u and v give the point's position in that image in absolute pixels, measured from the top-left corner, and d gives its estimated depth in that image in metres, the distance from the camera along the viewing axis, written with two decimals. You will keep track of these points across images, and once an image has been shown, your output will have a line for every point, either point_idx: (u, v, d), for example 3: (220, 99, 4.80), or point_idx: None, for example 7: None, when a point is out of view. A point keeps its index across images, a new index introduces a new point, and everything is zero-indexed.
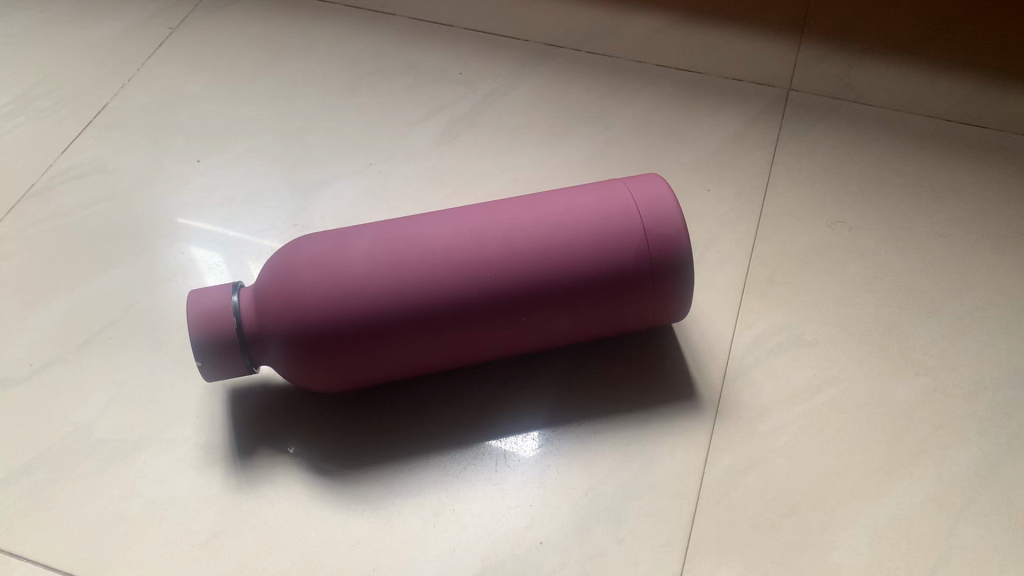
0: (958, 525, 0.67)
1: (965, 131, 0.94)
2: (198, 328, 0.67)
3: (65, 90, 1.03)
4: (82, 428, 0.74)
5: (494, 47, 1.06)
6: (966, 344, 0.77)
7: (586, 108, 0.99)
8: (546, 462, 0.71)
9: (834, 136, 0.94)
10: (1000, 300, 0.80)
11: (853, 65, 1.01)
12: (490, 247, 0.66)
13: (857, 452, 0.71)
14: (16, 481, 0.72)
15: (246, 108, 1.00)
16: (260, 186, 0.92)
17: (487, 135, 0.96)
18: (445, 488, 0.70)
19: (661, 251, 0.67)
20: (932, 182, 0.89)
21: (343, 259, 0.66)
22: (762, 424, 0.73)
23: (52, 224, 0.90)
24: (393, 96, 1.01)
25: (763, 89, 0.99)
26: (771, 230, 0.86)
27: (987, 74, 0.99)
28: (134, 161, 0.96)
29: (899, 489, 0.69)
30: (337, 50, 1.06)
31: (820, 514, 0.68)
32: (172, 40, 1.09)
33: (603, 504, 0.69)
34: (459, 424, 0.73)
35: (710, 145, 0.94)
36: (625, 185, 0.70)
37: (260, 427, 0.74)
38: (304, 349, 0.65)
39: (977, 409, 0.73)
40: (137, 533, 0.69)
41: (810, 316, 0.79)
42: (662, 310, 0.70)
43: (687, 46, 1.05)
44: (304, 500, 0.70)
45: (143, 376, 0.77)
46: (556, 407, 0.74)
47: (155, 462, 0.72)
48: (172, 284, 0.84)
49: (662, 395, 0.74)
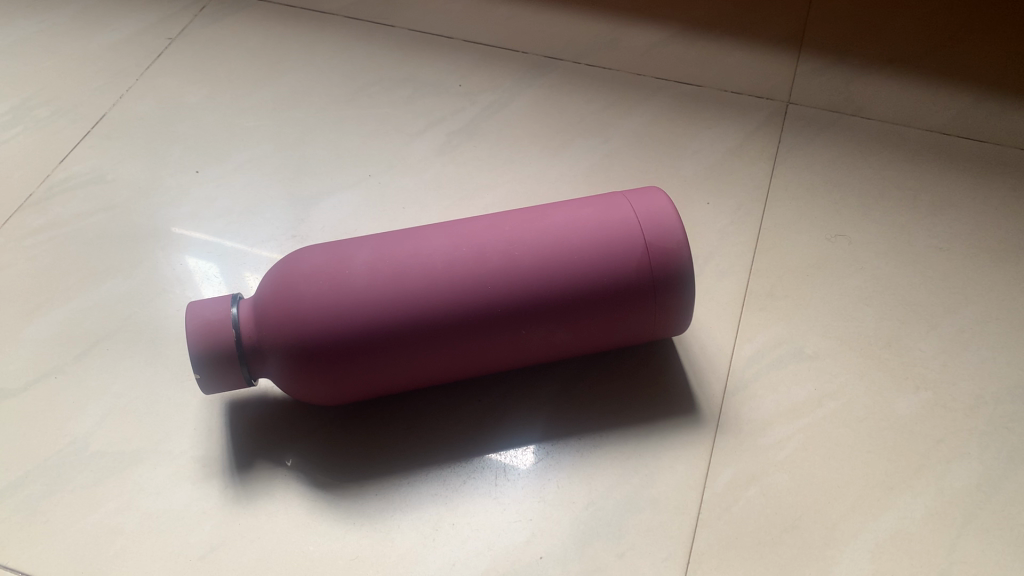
0: (960, 540, 0.67)
1: (964, 144, 0.94)
2: (196, 340, 0.66)
3: (64, 99, 1.03)
4: (78, 441, 0.74)
5: (495, 59, 1.06)
6: (967, 358, 0.77)
7: (585, 119, 0.99)
8: (546, 475, 0.71)
9: (833, 149, 0.94)
10: (1000, 314, 0.80)
11: (852, 79, 1.02)
12: (492, 260, 0.66)
13: (858, 466, 0.71)
14: (11, 493, 0.71)
15: (245, 119, 1.00)
16: (259, 197, 0.92)
17: (487, 147, 0.97)
18: (445, 502, 0.69)
19: (662, 265, 0.66)
20: (931, 195, 0.90)
21: (343, 272, 0.65)
22: (763, 438, 0.72)
23: (50, 234, 0.89)
24: (393, 107, 1.01)
25: (762, 102, 1.00)
26: (771, 242, 0.86)
27: (985, 88, 0.99)
28: (133, 171, 0.95)
29: (900, 504, 0.68)
30: (338, 61, 1.07)
31: (822, 528, 0.67)
32: (171, 50, 1.09)
33: (603, 518, 0.68)
34: (458, 437, 0.73)
35: (709, 158, 0.94)
36: (627, 198, 0.70)
37: (258, 440, 0.73)
38: (304, 362, 0.64)
39: (978, 424, 0.73)
40: (133, 546, 0.68)
41: (811, 329, 0.79)
42: (662, 323, 0.70)
43: (687, 59, 1.05)
44: (303, 514, 0.69)
45: (141, 388, 0.77)
46: (557, 420, 0.74)
47: (152, 475, 0.72)
48: (170, 294, 0.84)
49: (663, 408, 0.74)
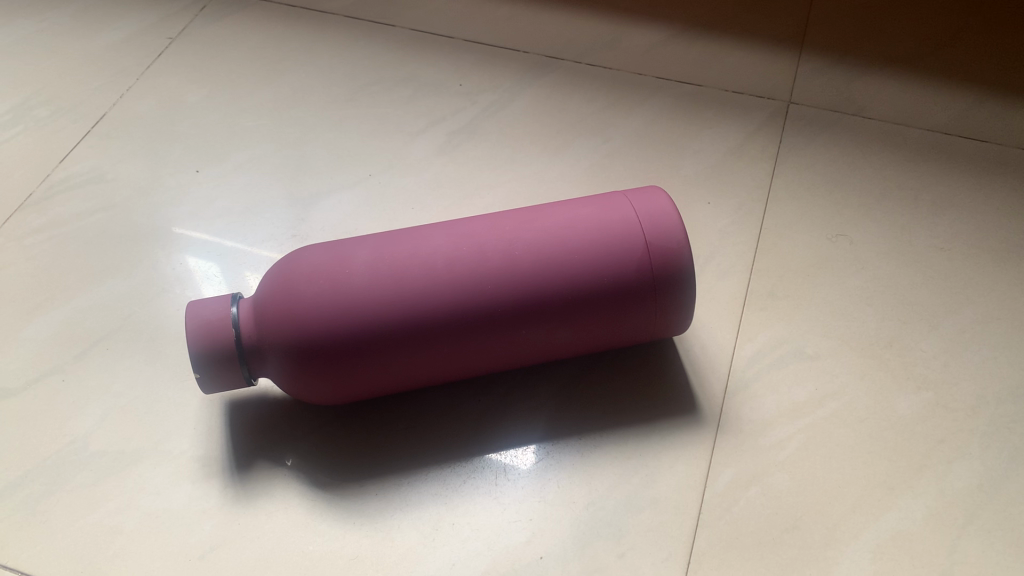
0: (962, 541, 0.66)
1: (965, 144, 0.94)
2: (196, 340, 0.66)
3: (63, 99, 1.03)
4: (78, 440, 0.73)
5: (495, 59, 1.06)
6: (968, 358, 0.77)
7: (585, 119, 0.99)
8: (546, 475, 0.70)
9: (834, 149, 0.94)
10: (1002, 314, 0.80)
11: (853, 78, 1.02)
12: (492, 259, 0.66)
13: (859, 466, 0.70)
14: (11, 493, 0.71)
15: (245, 119, 1.00)
16: (260, 196, 0.92)
17: (487, 147, 0.96)
18: (445, 501, 0.69)
19: (662, 265, 0.66)
20: (932, 195, 0.90)
21: (343, 272, 0.65)
22: (763, 438, 0.72)
23: (50, 234, 0.89)
24: (393, 107, 1.01)
25: (763, 102, 1.00)
26: (771, 242, 0.86)
27: (986, 88, 0.99)
28: (133, 170, 0.95)
29: (901, 504, 0.68)
30: (338, 61, 1.06)
31: (822, 529, 0.67)
32: (171, 50, 1.08)
33: (604, 518, 0.68)
34: (458, 437, 0.73)
35: (710, 158, 0.94)
36: (628, 198, 0.70)
37: (258, 440, 0.73)
38: (304, 362, 0.64)
39: (980, 424, 0.73)
40: (132, 546, 0.68)
41: (812, 329, 0.79)
42: (663, 323, 0.70)
43: (687, 59, 1.05)
44: (303, 513, 0.69)
45: (141, 388, 0.77)
46: (557, 420, 0.74)
47: (152, 474, 0.71)
48: (171, 294, 0.84)
49: (663, 408, 0.74)
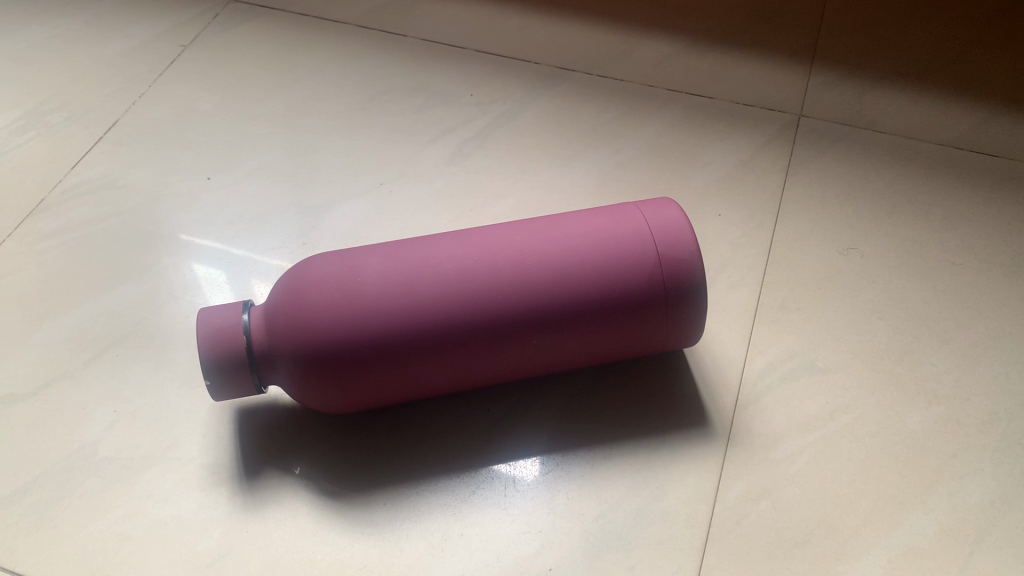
0: (973, 557, 0.66)
1: (976, 158, 0.94)
2: (207, 347, 0.66)
3: (76, 105, 1.04)
4: (88, 446, 0.73)
5: (507, 69, 1.06)
6: (980, 373, 0.77)
7: (595, 130, 0.99)
8: (555, 486, 0.70)
9: (845, 162, 0.94)
10: (1013, 330, 0.80)
11: (865, 92, 1.02)
12: (503, 269, 0.66)
13: (871, 480, 0.70)
14: (19, 499, 0.71)
15: (257, 127, 1.01)
16: (271, 204, 0.92)
17: (497, 156, 0.97)
18: (454, 513, 0.69)
19: (675, 277, 0.66)
20: (944, 209, 0.90)
21: (355, 280, 0.65)
22: (774, 451, 0.72)
23: (61, 239, 0.89)
24: (404, 117, 1.01)
25: (774, 114, 1.00)
26: (783, 255, 0.86)
27: (998, 103, 0.99)
28: (144, 177, 0.96)
29: (912, 520, 0.68)
30: (350, 70, 1.07)
31: (833, 544, 0.67)
32: (183, 57, 1.09)
33: (613, 530, 0.68)
34: (467, 448, 0.72)
35: (720, 170, 0.94)
36: (639, 209, 0.70)
37: (267, 448, 0.73)
38: (314, 369, 0.64)
39: (992, 440, 0.72)
40: (139, 553, 0.67)
41: (823, 342, 0.79)
42: (674, 334, 0.70)
43: (699, 72, 1.05)
44: (311, 522, 0.69)
45: (149, 394, 0.77)
46: (566, 432, 0.73)
47: (160, 481, 0.71)
48: (180, 300, 0.84)
49: (674, 420, 0.74)
